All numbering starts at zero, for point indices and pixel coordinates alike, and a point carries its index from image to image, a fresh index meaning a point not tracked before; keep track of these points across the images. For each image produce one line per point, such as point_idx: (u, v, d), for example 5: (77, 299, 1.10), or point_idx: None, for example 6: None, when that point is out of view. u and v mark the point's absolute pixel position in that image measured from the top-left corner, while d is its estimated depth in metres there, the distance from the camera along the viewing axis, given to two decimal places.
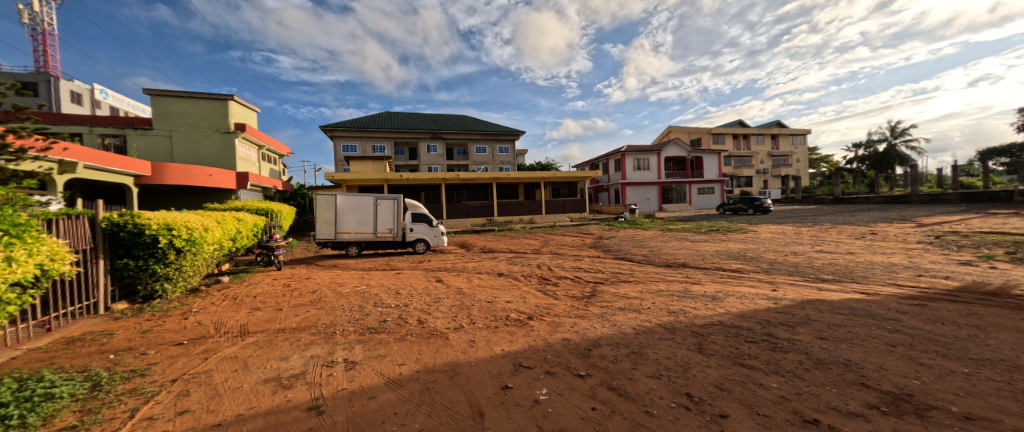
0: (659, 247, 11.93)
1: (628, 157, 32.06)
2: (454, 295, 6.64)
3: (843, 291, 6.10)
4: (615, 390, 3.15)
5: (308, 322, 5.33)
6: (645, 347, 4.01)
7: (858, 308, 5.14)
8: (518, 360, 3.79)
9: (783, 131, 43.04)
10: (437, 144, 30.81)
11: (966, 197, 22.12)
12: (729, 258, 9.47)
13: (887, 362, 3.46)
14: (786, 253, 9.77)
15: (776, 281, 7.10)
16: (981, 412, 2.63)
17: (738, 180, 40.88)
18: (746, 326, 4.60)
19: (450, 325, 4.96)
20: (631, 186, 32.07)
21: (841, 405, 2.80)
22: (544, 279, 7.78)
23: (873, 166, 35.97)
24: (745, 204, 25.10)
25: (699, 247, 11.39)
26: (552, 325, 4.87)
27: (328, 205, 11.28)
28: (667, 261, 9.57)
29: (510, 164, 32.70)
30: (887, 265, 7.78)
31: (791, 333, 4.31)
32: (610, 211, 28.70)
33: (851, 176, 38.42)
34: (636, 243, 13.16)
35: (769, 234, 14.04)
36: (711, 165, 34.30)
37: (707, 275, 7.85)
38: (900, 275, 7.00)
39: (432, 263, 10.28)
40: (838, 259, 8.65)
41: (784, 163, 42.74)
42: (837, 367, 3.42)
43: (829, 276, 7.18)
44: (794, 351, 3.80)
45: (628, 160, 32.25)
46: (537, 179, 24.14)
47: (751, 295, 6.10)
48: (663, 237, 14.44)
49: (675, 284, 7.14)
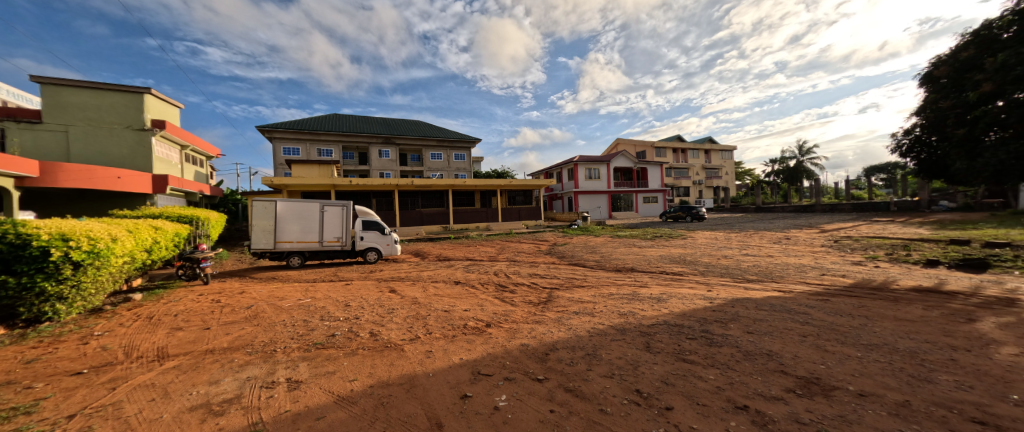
0: (609, 253, 12.58)
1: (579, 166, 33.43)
2: (409, 305, 6.45)
3: (766, 290, 6.90)
4: (571, 391, 3.28)
5: (243, 340, 4.87)
6: (598, 348, 4.21)
7: (777, 304, 5.85)
8: (476, 368, 3.79)
9: (714, 146, 47.55)
10: (389, 148, 29.89)
11: (856, 207, 26.10)
12: (671, 263, 10.25)
13: (800, 350, 3.98)
14: (720, 257, 10.76)
15: (711, 282, 7.82)
16: (871, 389, 3.11)
17: (677, 190, 44.26)
18: (687, 325, 5.01)
19: (405, 336, 4.82)
20: (583, 194, 33.34)
21: (765, 390, 3.16)
22: (501, 287, 7.80)
23: (786, 181, 40.58)
24: (684, 212, 27.34)
25: (645, 252, 12.20)
26: (510, 331, 4.93)
27: (266, 212, 10.41)
28: (617, 266, 10.11)
29: (466, 171, 32.52)
30: (800, 266, 8.89)
31: (724, 328, 4.78)
32: (564, 219, 29.60)
33: (769, 189, 43.19)
34: (588, 249, 13.73)
35: (705, 240, 15.42)
36: (654, 176, 36.84)
37: (652, 278, 8.45)
38: (809, 274, 8.05)
39: (384, 273, 9.87)
40: (762, 262, 9.73)
41: (715, 175, 47.09)
42: (762, 357, 3.85)
43: (754, 276, 8.09)
44: (726, 345, 4.21)
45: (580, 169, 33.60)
46: (492, 187, 24.29)
47: (691, 296, 6.63)
48: (613, 243, 15.24)
49: (624, 287, 7.56)
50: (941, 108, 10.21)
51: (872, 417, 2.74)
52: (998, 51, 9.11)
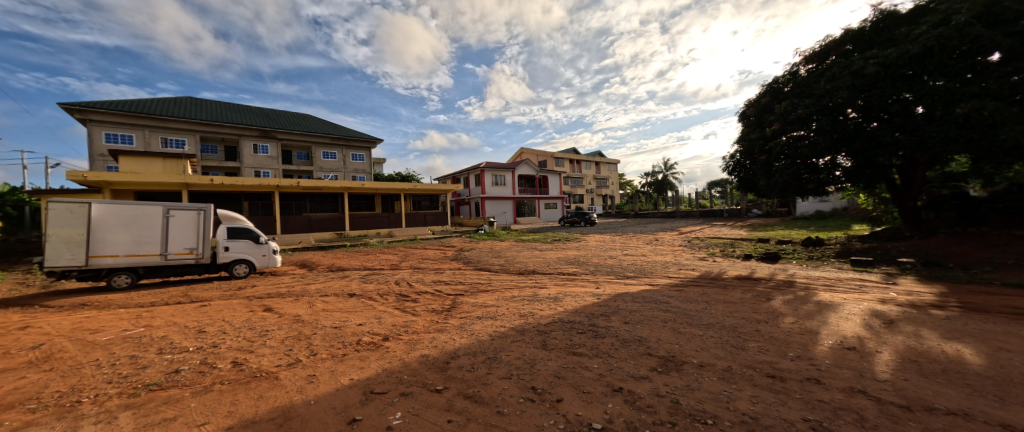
0: (513, 256, 13.16)
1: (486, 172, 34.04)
2: (290, 324, 5.75)
3: (640, 285, 8.07)
4: (470, 397, 3.37)
5: (23, 393, 3.68)
6: (499, 351, 4.40)
7: (647, 296, 6.91)
8: (370, 387, 3.60)
9: (604, 159, 53.65)
10: (268, 144, 26.07)
11: (705, 214, 32.36)
12: (566, 264, 11.22)
13: (662, 334, 4.79)
14: (606, 257, 12.19)
15: (599, 280, 8.80)
16: (708, 360, 3.93)
17: (574, 197, 48.54)
18: (578, 320, 5.57)
19: (281, 362, 4.28)
20: (489, 200, 34.05)
21: (634, 372, 3.73)
22: (402, 296, 7.50)
23: (657, 191, 47.77)
24: (579, 217, 30.14)
25: (545, 255, 13.09)
26: (409, 343, 4.79)
27: (71, 218, 8.06)
28: (520, 269, 10.64)
29: (366, 173, 30.20)
30: (666, 263, 10.63)
31: (607, 321, 5.46)
32: (470, 224, 29.83)
33: (645, 198, 50.37)
34: (493, 254, 14.13)
35: (596, 242, 17.28)
36: (554, 184, 39.73)
37: (550, 279, 9.13)
38: (671, 270, 9.69)
39: (260, 289, 8.58)
40: (638, 260, 11.34)
41: (604, 185, 52.97)
42: (635, 343, 4.52)
43: (631, 274, 9.39)
44: (608, 336, 4.82)
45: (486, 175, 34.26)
46: (395, 190, 23.18)
47: (582, 294, 7.38)
48: (516, 247, 15.98)
49: (525, 289, 7.99)
50: (749, 138, 13.51)
51: (707, 382, 3.47)
52: (781, 98, 12.40)
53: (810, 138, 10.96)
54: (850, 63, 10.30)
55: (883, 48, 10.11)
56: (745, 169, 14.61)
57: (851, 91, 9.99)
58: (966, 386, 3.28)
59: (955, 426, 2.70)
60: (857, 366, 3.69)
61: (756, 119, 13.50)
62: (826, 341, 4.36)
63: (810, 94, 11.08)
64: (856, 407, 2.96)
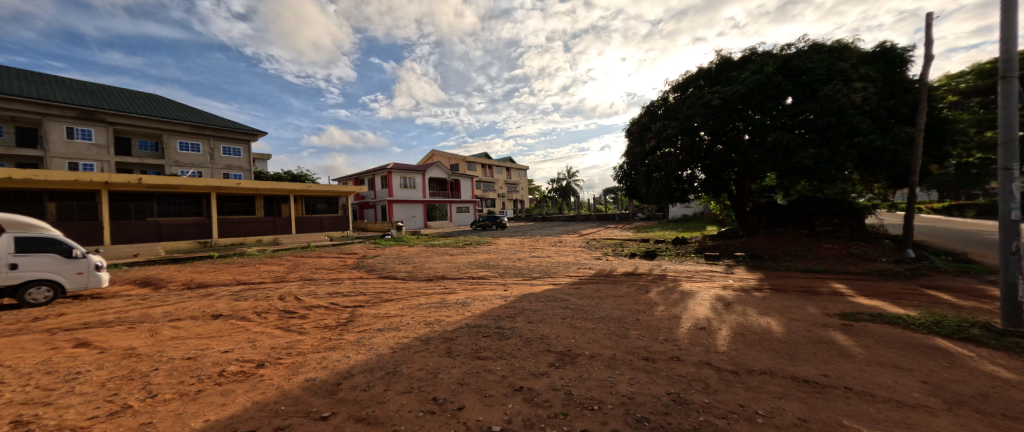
0: (421, 262, 12.71)
1: (394, 174, 32.31)
2: (124, 360, 4.58)
3: (544, 285, 8.54)
4: (363, 419, 3.11)
5: None
6: (399, 365, 4.16)
7: (550, 295, 7.33)
8: (235, 426, 3.06)
9: (514, 165, 55.62)
10: (93, 129, 20.73)
11: (602, 217, 35.87)
12: (476, 268, 11.27)
13: (561, 331, 5.11)
14: (515, 260, 12.61)
15: (507, 282, 9.03)
16: (599, 351, 4.32)
17: (486, 201, 49.23)
18: (484, 324, 5.61)
19: (102, 411, 3.35)
20: (398, 203, 32.37)
21: (534, 369, 3.90)
22: (287, 313, 6.59)
23: (562, 196, 51.27)
24: (490, 221, 30.65)
25: (455, 260, 12.94)
26: (292, 367, 4.22)
27: None
28: (428, 275, 10.32)
29: (242, 170, 25.96)
30: (568, 263, 11.45)
31: (512, 322, 5.62)
32: (375, 228, 27.93)
33: (552, 203, 53.66)
34: (400, 260, 13.45)
35: (506, 245, 17.77)
36: (466, 187, 39.71)
37: (459, 284, 9.04)
38: (572, 269, 10.48)
39: (82, 317, 6.66)
40: (544, 262, 11.99)
41: (515, 190, 54.87)
42: (536, 342, 4.73)
43: (537, 275, 9.87)
44: (512, 336, 4.97)
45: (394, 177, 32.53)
46: (283, 191, 20.52)
47: (490, 297, 7.48)
48: (426, 252, 15.48)
49: (433, 296, 7.75)
50: (633, 153, 15.49)
51: (596, 371, 3.81)
52: (654, 119, 14.63)
53: (677, 154, 13.01)
54: (702, 95, 12.57)
55: (723, 85, 12.61)
56: (631, 178, 16.61)
57: (704, 118, 12.18)
58: (774, 350, 4.24)
59: (766, 383, 3.45)
60: (707, 343, 4.47)
61: (637, 135, 15.54)
62: (687, 324, 5.20)
63: (676, 117, 13.17)
64: (704, 377, 3.57)
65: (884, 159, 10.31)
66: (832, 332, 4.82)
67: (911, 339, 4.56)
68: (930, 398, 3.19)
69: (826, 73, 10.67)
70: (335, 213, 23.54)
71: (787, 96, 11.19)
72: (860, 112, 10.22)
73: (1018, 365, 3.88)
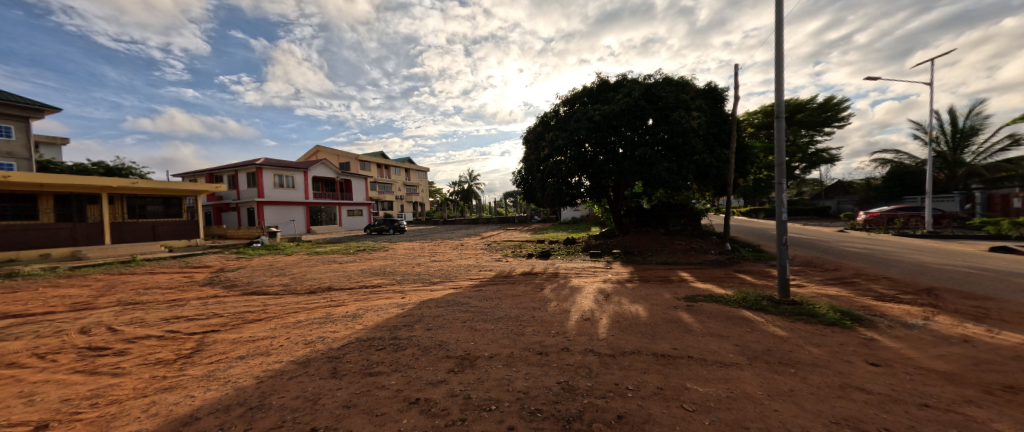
0: (302, 273, 11.11)
1: (265, 171, 27.71)
2: None
3: (445, 289, 8.29)
4: None
5: None
6: (267, 396, 3.49)
7: (451, 300, 7.15)
8: None
9: (413, 166, 53.40)
10: None
11: (502, 220, 36.95)
12: (369, 276, 10.34)
13: (461, 335, 4.99)
14: (413, 265, 12.01)
15: (405, 289, 8.50)
16: (497, 351, 4.34)
17: (382, 204, 46.09)
18: (378, 336, 5.13)
19: None
20: (270, 206, 27.86)
21: (431, 379, 3.69)
22: (99, 351, 4.97)
23: (463, 199, 51.20)
24: (387, 225, 28.76)
25: (344, 268, 11.67)
26: (101, 422, 3.17)
27: None
28: (310, 287, 9.06)
29: (17, 158, 19.22)
30: (469, 266, 11.40)
31: (409, 331, 5.27)
32: (239, 235, 23.49)
33: (453, 206, 53.20)
34: (275, 271, 11.54)
35: (404, 250, 16.86)
36: (358, 189, 36.53)
37: (349, 295, 8.15)
38: (473, 272, 10.46)
39: None
40: (444, 266, 11.70)
41: (414, 192, 52.70)
42: (435, 349, 4.52)
43: (438, 279, 9.54)
44: (409, 346, 4.65)
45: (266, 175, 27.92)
46: (93, 188, 15.81)
47: (385, 306, 6.92)
48: (308, 261, 13.63)
49: (317, 311, 6.81)
50: (529, 159, 16.35)
51: (495, 371, 3.80)
52: (547, 129, 15.70)
53: (567, 162, 14.20)
54: (586, 110, 13.99)
55: (602, 104, 14.28)
56: (528, 183, 17.50)
57: (589, 131, 13.58)
58: (642, 332, 4.87)
59: (636, 361, 3.92)
60: (590, 332, 4.90)
61: (532, 143, 16.45)
62: (575, 317, 5.62)
63: (565, 129, 14.37)
64: (588, 363, 3.88)
65: (711, 172, 13.14)
66: (682, 313, 5.80)
67: (733, 313, 5.77)
68: (741, 357, 4.08)
69: (675, 101, 13.00)
70: (177, 217, 19.11)
71: (648, 118, 13.26)
72: (696, 134, 12.72)
73: (789, 325, 5.23)
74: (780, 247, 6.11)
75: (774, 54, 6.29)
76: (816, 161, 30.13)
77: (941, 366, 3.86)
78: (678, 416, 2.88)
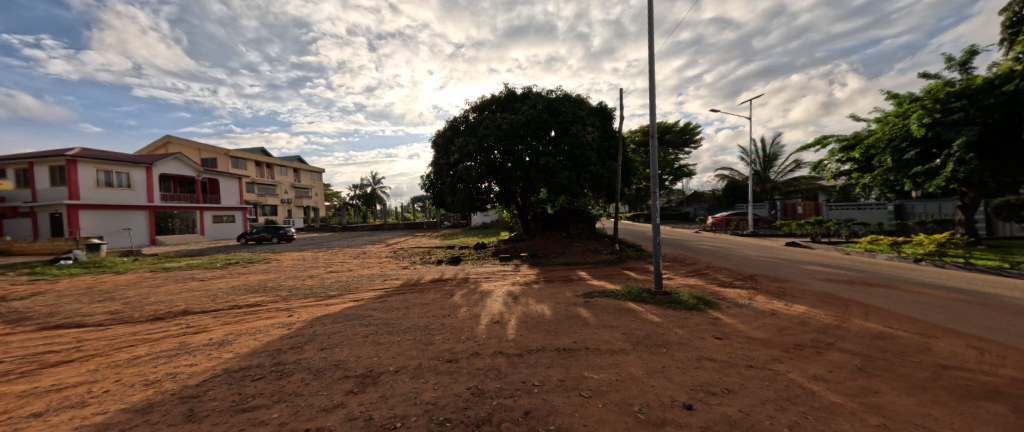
0: (146, 295, 8.86)
1: (81, 165, 21.50)
2: None
3: (342, 303, 7.51)
4: None
5: None
6: None
7: (350, 314, 6.51)
8: None
9: (304, 166, 47.53)
10: None
11: (408, 226, 35.22)
12: (245, 294, 8.77)
13: (361, 351, 4.57)
14: (303, 278, 10.62)
15: (293, 306, 7.44)
16: (403, 364, 4.09)
17: (262, 209, 39.93)
18: (256, 364, 4.38)
19: None
20: (89, 209, 21.61)
21: (326, 404, 3.29)
22: None
23: (364, 204, 47.36)
24: (269, 232, 24.98)
25: (209, 286, 9.69)
26: None
27: None
28: (156, 312, 7.23)
29: None
30: (371, 276, 10.56)
31: (298, 354, 4.62)
32: (34, 250, 17.49)
33: (353, 211, 48.97)
34: (101, 295, 8.95)
35: (291, 261, 14.81)
36: (229, 191, 30.99)
37: (218, 318, 6.80)
38: (375, 282, 9.71)
39: None
40: (342, 277, 10.63)
41: (305, 195, 46.90)
42: (330, 370, 4.05)
43: (334, 292, 8.59)
44: (297, 371, 4.07)
45: (83, 171, 21.63)
46: None
47: (265, 328, 5.94)
48: (156, 280, 10.96)
49: (168, 341, 5.50)
50: (438, 163, 15.96)
51: (400, 385, 3.57)
52: (457, 134, 15.58)
53: (477, 167, 14.26)
54: (495, 118, 14.34)
55: (509, 113, 14.82)
56: (437, 188, 17.09)
57: (497, 139, 13.89)
58: (546, 330, 5.13)
59: (540, 358, 4.11)
60: (499, 334, 4.99)
61: (441, 147, 16.16)
62: (485, 321, 5.66)
63: (474, 135, 14.50)
64: (497, 365, 3.92)
65: (603, 182, 14.67)
66: (580, 309, 6.32)
67: (621, 306, 6.51)
68: (628, 343, 4.60)
69: (573, 116, 14.21)
70: None
71: (551, 129, 14.22)
72: (590, 148, 14.11)
73: (662, 312, 6.13)
74: (654, 246, 6.96)
75: (648, 82, 7.33)
76: (679, 174, 36.14)
77: (760, 335, 4.95)
78: (576, 404, 3.10)
